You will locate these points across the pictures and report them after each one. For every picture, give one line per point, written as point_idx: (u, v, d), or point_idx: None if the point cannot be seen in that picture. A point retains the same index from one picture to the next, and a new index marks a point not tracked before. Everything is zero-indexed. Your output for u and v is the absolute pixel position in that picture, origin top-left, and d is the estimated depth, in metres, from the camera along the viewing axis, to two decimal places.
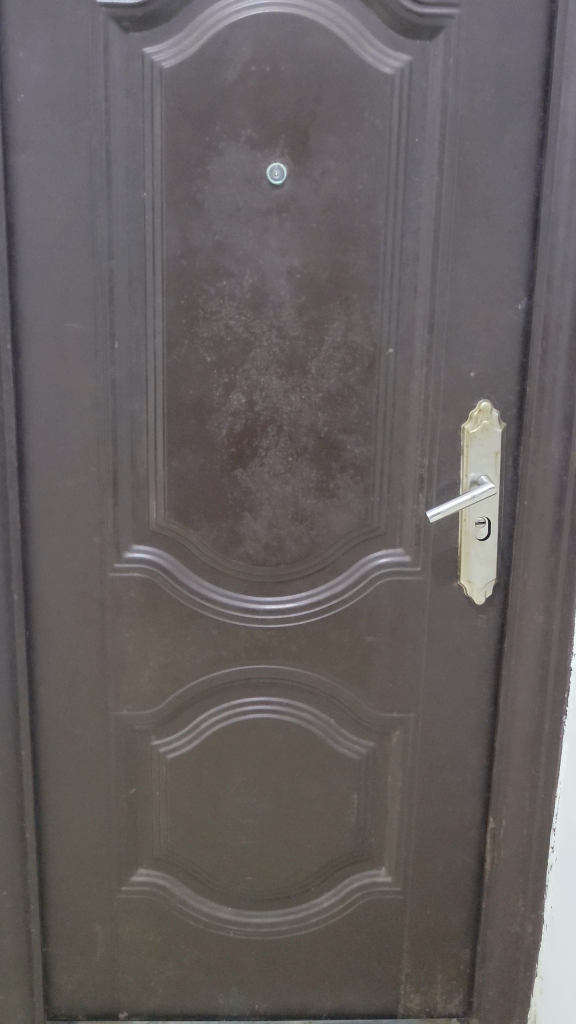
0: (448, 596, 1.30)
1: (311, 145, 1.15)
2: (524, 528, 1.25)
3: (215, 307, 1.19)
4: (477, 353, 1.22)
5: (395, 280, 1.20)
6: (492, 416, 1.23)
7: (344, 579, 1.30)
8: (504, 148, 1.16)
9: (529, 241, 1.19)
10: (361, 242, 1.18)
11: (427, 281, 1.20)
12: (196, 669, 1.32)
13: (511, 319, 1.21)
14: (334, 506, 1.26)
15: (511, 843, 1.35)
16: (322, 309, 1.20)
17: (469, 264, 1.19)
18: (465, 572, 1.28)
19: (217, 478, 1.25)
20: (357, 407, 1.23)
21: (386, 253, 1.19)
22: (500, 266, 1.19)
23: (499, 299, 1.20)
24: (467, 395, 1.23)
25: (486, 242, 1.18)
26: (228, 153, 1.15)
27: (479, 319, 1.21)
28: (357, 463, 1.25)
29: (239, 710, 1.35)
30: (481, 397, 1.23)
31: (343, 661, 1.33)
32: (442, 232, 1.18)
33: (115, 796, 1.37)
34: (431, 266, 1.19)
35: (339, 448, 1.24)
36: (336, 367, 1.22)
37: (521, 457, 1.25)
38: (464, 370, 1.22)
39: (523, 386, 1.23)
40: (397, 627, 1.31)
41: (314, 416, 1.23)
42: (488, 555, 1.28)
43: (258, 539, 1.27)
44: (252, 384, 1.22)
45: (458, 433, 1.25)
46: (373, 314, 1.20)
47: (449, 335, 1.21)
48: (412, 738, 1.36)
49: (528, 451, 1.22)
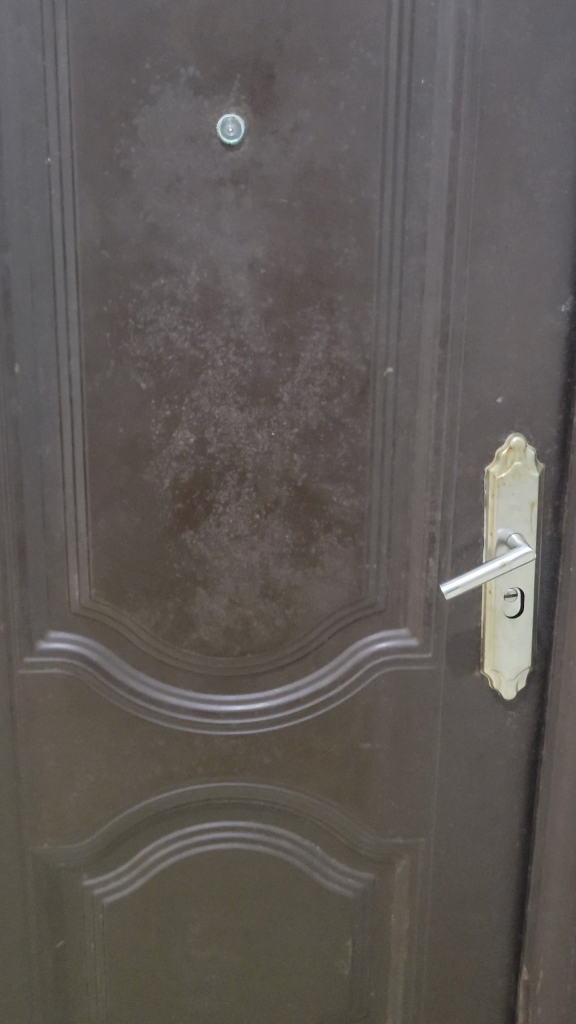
0: (468, 689, 0.99)
1: (278, 88, 0.83)
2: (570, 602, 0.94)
3: (151, 315, 0.87)
4: (507, 372, 0.91)
5: (395, 275, 0.88)
6: (526, 455, 0.92)
7: (331, 672, 0.98)
8: (542, 92, 0.84)
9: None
10: (348, 223, 0.86)
11: (438, 276, 0.88)
12: (139, 789, 1.01)
13: (552, 326, 0.90)
14: (316, 577, 0.95)
15: (553, 1002, 1.04)
16: (297, 315, 0.88)
17: (495, 252, 0.88)
18: (490, 659, 0.97)
19: (159, 543, 0.93)
20: (345, 444, 0.92)
21: (383, 239, 0.87)
22: (536, 254, 0.88)
23: (535, 300, 0.89)
24: (492, 427, 0.92)
25: (518, 222, 0.87)
26: (164, 101, 0.83)
27: (508, 327, 0.89)
28: (347, 520, 0.94)
29: (196, 839, 1.03)
30: (511, 430, 0.92)
31: (331, 774, 1.01)
32: (459, 208, 0.86)
33: (37, 954, 1.04)
34: (445, 255, 0.87)
35: (323, 502, 0.93)
36: (316, 394, 0.90)
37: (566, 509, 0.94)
38: (488, 395, 0.91)
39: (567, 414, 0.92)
40: (401, 730, 1.00)
41: (287, 458, 0.92)
42: (521, 637, 0.97)
43: (216, 623, 0.96)
44: (204, 417, 0.90)
45: (481, 477, 0.93)
46: (365, 322, 0.89)
47: (469, 347, 0.90)
48: (421, 868, 1.05)
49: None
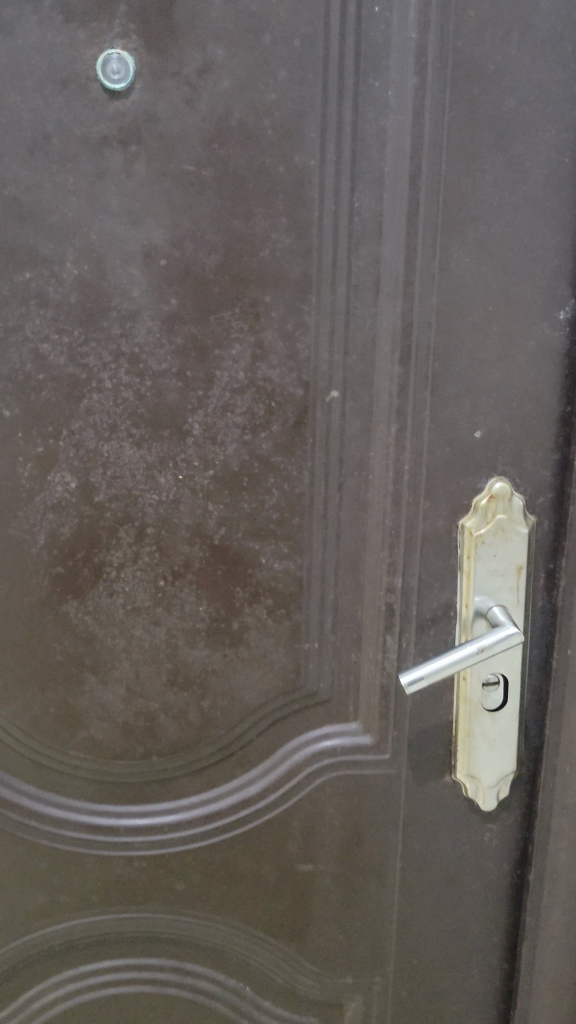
0: (436, 798, 0.78)
1: (179, 13, 0.61)
2: (567, 694, 0.73)
3: (14, 320, 0.65)
4: (487, 398, 0.69)
5: (341, 270, 0.66)
6: (512, 506, 0.71)
7: (261, 779, 0.77)
8: (537, 25, 0.63)
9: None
10: (276, 201, 0.65)
11: (398, 272, 0.67)
12: (17, 923, 0.79)
13: (547, 338, 0.68)
14: (240, 661, 0.73)
15: None
16: (210, 323, 0.66)
17: (473, 240, 0.66)
18: (464, 762, 0.77)
19: (34, 617, 0.71)
20: (276, 491, 0.70)
21: (324, 222, 0.65)
22: (528, 243, 0.67)
23: (525, 304, 0.68)
24: (468, 470, 0.71)
25: (503, 200, 0.66)
26: (23, 30, 0.61)
27: (490, 340, 0.68)
28: (280, 589, 0.72)
29: (93, 980, 0.81)
30: (493, 473, 0.71)
31: (263, 902, 0.80)
32: (424, 181, 0.65)
33: None
34: (406, 246, 0.66)
35: (248, 566, 0.71)
36: (237, 427, 0.68)
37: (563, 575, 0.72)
38: (463, 429, 0.70)
39: (566, 453, 0.71)
40: (351, 849, 0.79)
41: (200, 509, 0.70)
42: (503, 736, 0.76)
43: (111, 719, 0.74)
44: (88, 456, 0.68)
45: (454, 533, 0.72)
46: (302, 333, 0.67)
47: (438, 365, 0.68)
48: (377, 1012, 0.84)
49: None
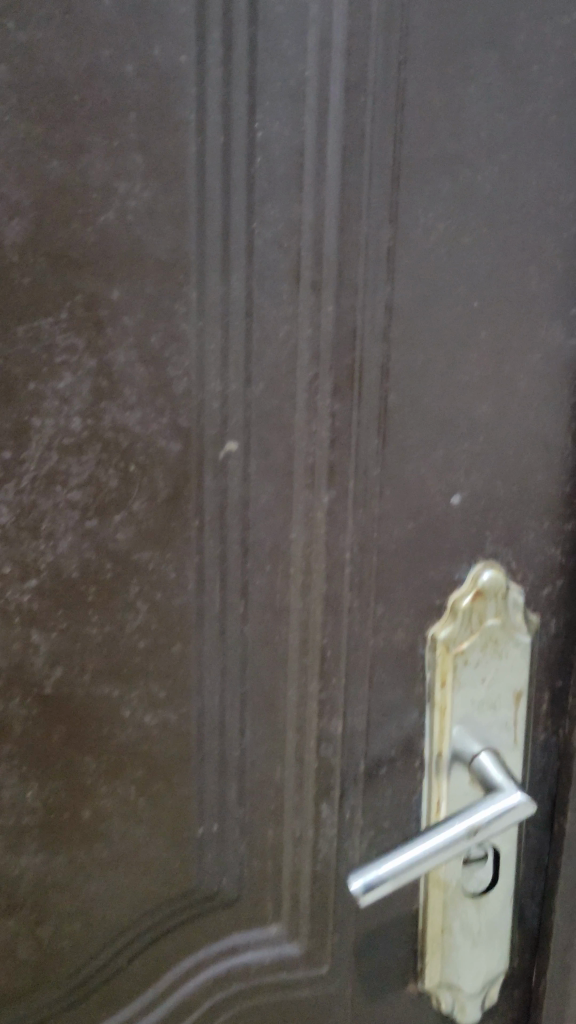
0: (393, 1012, 0.54)
1: None
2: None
3: None
4: (470, 445, 0.45)
5: (237, 244, 0.40)
6: (508, 605, 0.46)
7: (151, 1015, 0.49)
8: None
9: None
10: (126, 124, 0.37)
11: (328, 249, 0.41)
12: None
13: (556, 349, 0.45)
14: (96, 872, 0.45)
15: None
16: (17, 339, 0.37)
17: (451, 194, 0.41)
18: (436, 968, 0.52)
19: None
20: (144, 606, 0.43)
21: (209, 164, 0.39)
22: (530, 203, 0.43)
23: (527, 299, 0.44)
24: (442, 554, 0.46)
25: (496, 131, 0.41)
26: None
27: (474, 351, 0.43)
28: (154, 752, 0.46)
29: None
30: (479, 562, 0.46)
31: None
32: (373, 97, 0.40)
33: None
34: (341, 205, 0.41)
35: (104, 728, 0.44)
36: (73, 508, 0.40)
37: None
38: (434, 494, 0.45)
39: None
40: None
41: (15, 652, 0.41)
42: (492, 929, 0.52)
43: None
44: None
45: (419, 648, 0.47)
46: (175, 351, 0.40)
47: (397, 395, 0.43)
48: None
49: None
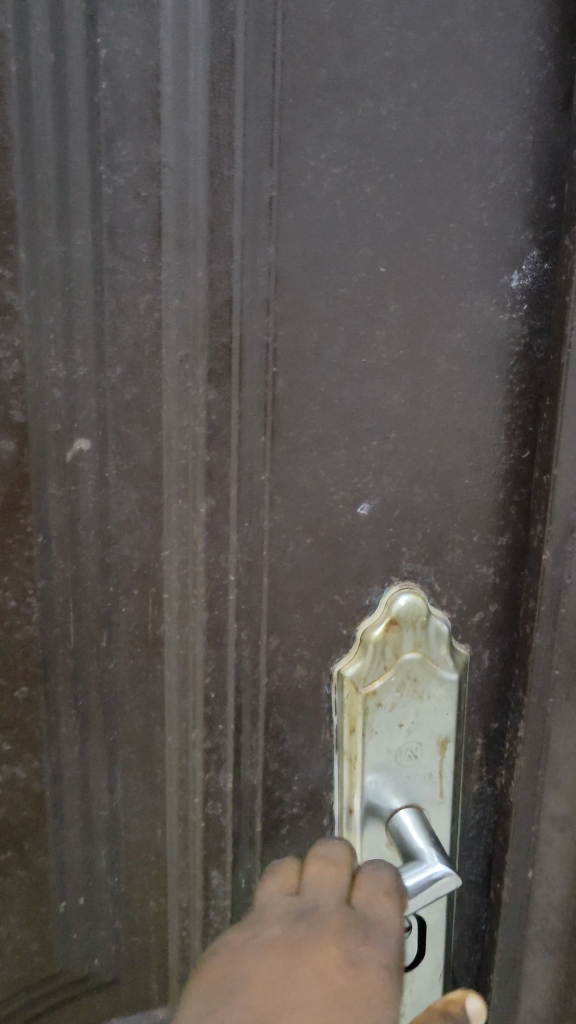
0: None
1: None
2: (528, 934, 0.42)
3: None
4: (380, 443, 0.36)
5: (78, 192, 0.32)
6: (429, 635, 0.38)
7: None
8: None
9: (540, 53, 0.33)
10: None
11: (194, 200, 0.33)
12: None
13: (484, 322, 0.36)
14: None
15: None
16: None
17: (346, 135, 0.33)
18: None
19: None
20: None
21: (36, 91, 0.31)
22: (451, 142, 0.34)
23: (447, 262, 0.35)
24: (348, 575, 0.38)
25: (409, 53, 0.32)
26: None
27: (381, 328, 0.35)
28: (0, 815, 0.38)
29: None
30: (394, 584, 0.38)
31: None
32: (244, 4, 0.31)
33: None
34: (209, 143, 0.32)
35: None
36: None
37: (514, 748, 0.40)
38: (336, 504, 0.37)
39: (521, 535, 0.38)
40: None
41: None
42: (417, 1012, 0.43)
43: None
44: None
45: (325, 689, 0.39)
46: (2, 324, 0.32)
47: (284, 384, 0.35)
48: None
49: (558, 735, 0.39)
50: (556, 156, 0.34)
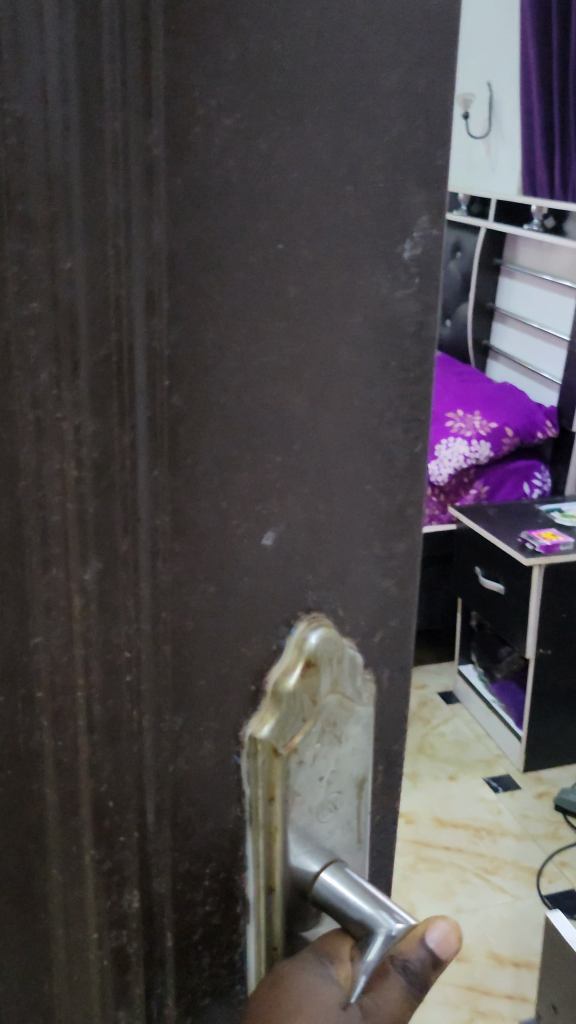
0: None
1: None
2: None
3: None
4: (282, 459, 0.30)
5: None
6: (344, 669, 0.33)
7: None
8: None
9: None
10: None
11: (54, 164, 0.24)
12: None
13: (385, 301, 0.30)
14: None
15: None
16: None
17: (235, 92, 0.26)
18: None
19: None
20: None
21: None
22: (344, 94, 0.27)
23: (345, 237, 0.28)
24: (252, 621, 0.31)
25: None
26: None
27: (281, 320, 0.28)
28: None
29: None
30: (307, 620, 0.32)
31: None
32: None
33: None
34: (66, 80, 0.23)
35: None
36: None
37: None
38: (239, 538, 0.30)
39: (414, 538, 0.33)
40: None
41: None
42: None
43: None
44: None
45: (234, 759, 0.32)
46: None
47: (182, 404, 0.27)
48: None
49: None
50: (445, 103, 0.29)
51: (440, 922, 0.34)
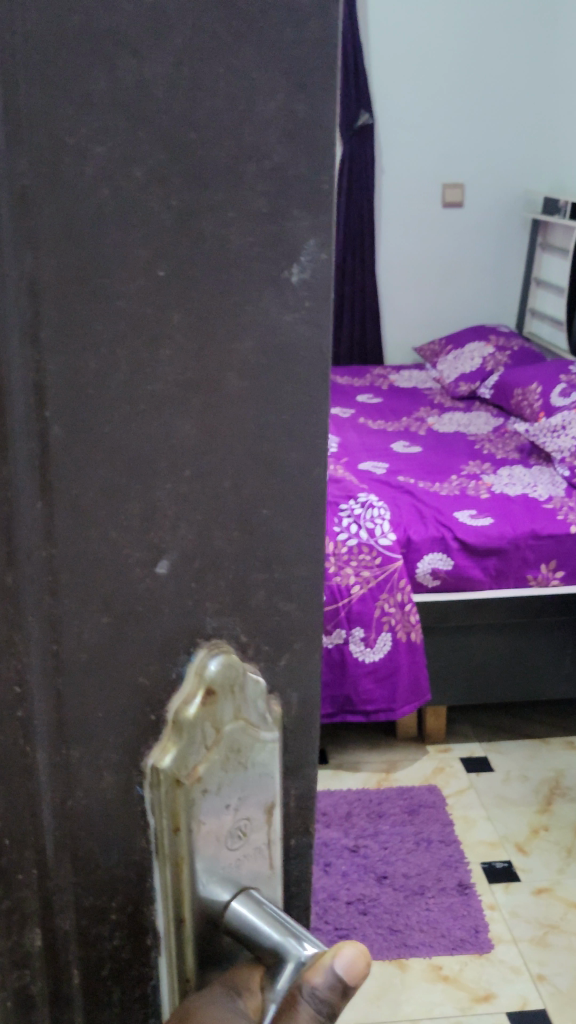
0: None
1: None
2: None
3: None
4: (174, 486, 0.29)
5: None
6: (249, 697, 0.32)
7: None
8: None
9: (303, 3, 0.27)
10: None
11: None
12: None
13: (277, 327, 0.29)
14: None
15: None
16: None
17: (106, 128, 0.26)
18: None
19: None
20: None
21: None
22: (216, 122, 0.27)
23: (232, 264, 0.28)
24: (145, 651, 0.31)
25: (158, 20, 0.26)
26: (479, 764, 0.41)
27: (167, 350, 0.28)
28: None
29: None
30: (207, 650, 0.31)
31: None
32: None
33: None
34: None
35: None
36: None
37: None
38: (131, 568, 0.29)
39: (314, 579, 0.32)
40: None
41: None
42: None
43: None
44: None
45: (137, 790, 0.32)
46: None
47: (67, 438, 0.28)
48: None
49: None
50: (333, 128, 0.28)
51: (350, 948, 0.32)
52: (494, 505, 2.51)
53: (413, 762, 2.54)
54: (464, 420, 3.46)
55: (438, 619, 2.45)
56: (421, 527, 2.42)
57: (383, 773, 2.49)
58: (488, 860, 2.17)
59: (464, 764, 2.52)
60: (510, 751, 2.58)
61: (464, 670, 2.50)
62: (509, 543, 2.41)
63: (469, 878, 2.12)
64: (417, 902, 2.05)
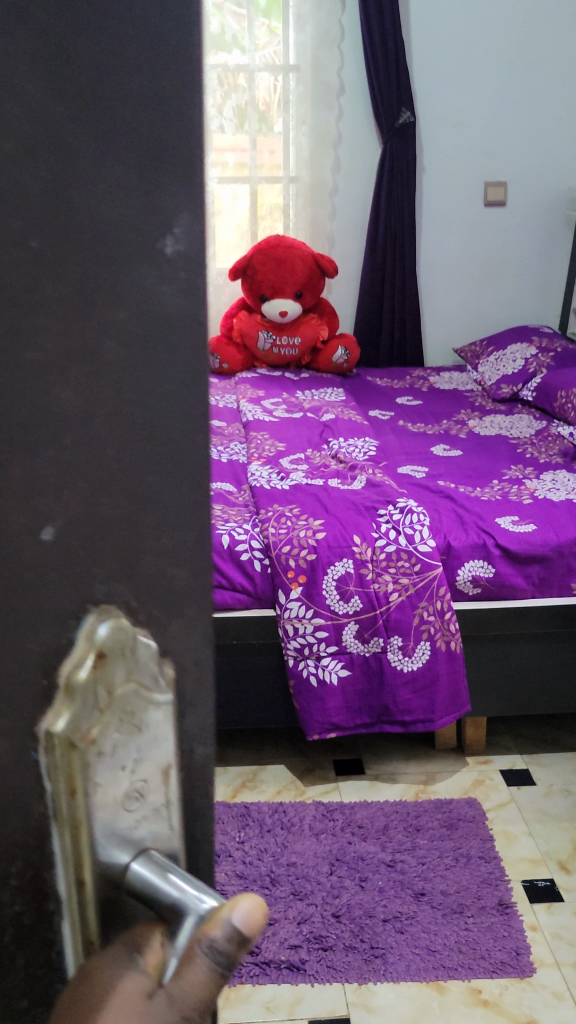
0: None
1: None
2: None
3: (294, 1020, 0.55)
4: (54, 453, 0.32)
5: None
6: (135, 654, 0.35)
7: None
8: None
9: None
10: None
11: None
12: None
13: (143, 289, 0.31)
14: None
15: None
16: None
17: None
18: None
19: None
20: None
21: None
22: (59, 101, 0.29)
23: (97, 233, 0.30)
24: (30, 608, 0.33)
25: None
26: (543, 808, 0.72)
27: (29, 311, 0.30)
28: None
29: None
30: (90, 617, 0.34)
31: None
32: None
33: None
34: None
35: None
36: None
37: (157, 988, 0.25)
38: (13, 531, 0.32)
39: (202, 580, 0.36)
40: None
41: None
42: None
43: None
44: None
45: (34, 754, 0.34)
46: None
47: None
48: None
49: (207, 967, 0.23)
50: (193, 112, 0.31)
51: (246, 899, 0.34)
52: (532, 512, 3.55)
53: (452, 771, 3.56)
54: (504, 420, 4.92)
55: (479, 631, 3.42)
56: (461, 533, 3.41)
57: (421, 787, 3.46)
58: (528, 880, 2.99)
59: (499, 776, 3.54)
60: (550, 765, 3.58)
61: (506, 681, 3.57)
62: (551, 550, 3.38)
63: (508, 897, 2.92)
64: (458, 920, 2.84)
